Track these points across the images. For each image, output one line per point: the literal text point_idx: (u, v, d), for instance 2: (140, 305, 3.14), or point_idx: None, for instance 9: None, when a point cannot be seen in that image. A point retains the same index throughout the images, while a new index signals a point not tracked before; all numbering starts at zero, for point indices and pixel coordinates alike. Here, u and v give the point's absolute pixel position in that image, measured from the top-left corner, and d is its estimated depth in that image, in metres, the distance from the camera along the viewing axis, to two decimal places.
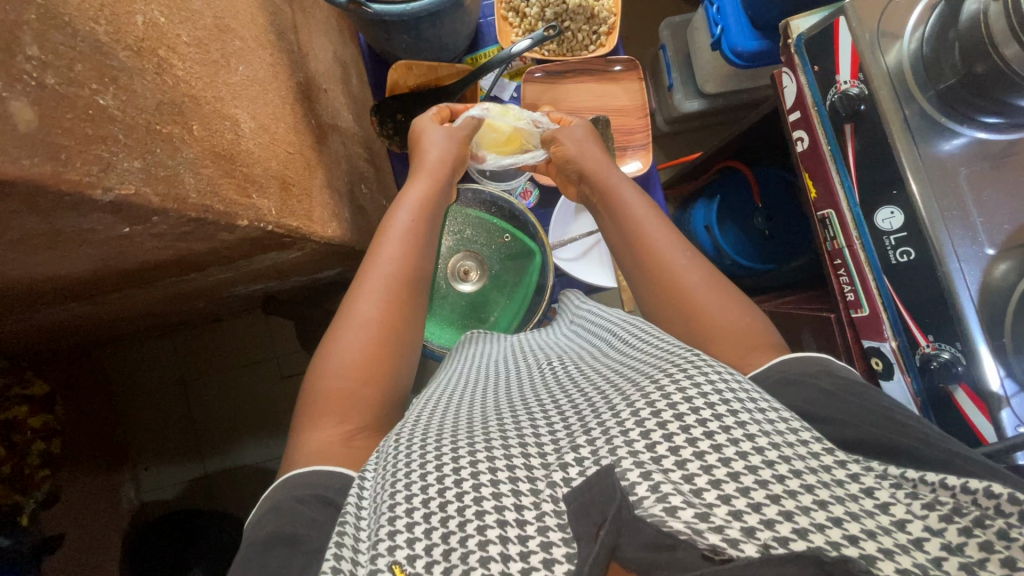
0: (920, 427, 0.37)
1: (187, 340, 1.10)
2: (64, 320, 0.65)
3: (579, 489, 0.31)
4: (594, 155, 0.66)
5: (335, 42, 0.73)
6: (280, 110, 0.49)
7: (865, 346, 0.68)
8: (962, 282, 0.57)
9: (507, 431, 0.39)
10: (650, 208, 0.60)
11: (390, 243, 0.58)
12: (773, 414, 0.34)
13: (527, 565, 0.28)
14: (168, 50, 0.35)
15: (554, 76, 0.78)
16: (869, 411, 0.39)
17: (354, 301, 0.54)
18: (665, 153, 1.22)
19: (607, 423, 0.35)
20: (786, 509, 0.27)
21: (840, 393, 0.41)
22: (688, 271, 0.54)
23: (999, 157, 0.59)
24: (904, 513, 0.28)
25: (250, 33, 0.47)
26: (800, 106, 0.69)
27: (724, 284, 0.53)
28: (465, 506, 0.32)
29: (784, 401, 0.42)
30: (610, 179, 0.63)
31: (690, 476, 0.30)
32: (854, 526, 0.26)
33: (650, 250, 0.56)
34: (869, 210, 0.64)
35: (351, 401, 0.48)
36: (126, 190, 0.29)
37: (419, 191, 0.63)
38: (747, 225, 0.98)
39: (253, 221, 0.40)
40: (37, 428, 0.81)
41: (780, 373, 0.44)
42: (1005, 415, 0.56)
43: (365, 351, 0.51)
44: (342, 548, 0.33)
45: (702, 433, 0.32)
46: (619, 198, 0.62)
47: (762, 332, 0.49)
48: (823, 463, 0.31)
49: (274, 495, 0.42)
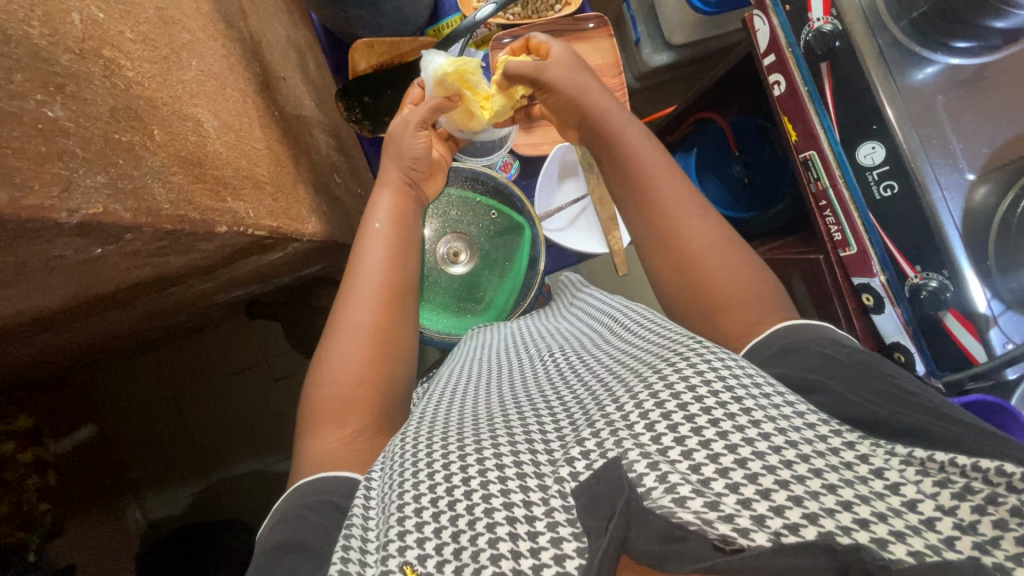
0: (930, 397, 0.37)
1: (171, 357, 1.06)
2: (38, 351, 0.61)
3: (588, 484, 0.30)
4: (590, 86, 0.60)
5: (287, 25, 0.68)
6: (241, 105, 0.46)
7: (855, 284, 0.67)
8: (945, 210, 0.58)
9: (513, 426, 0.37)
10: (661, 152, 0.57)
11: (370, 247, 0.57)
12: (779, 399, 0.33)
13: (539, 562, 0.27)
14: (114, 49, 0.32)
15: (522, 40, 0.75)
16: (878, 379, 0.39)
17: (343, 311, 0.53)
18: (638, 110, 1.20)
19: (610, 416, 0.34)
20: (795, 494, 0.27)
21: (845, 359, 0.41)
22: (700, 234, 0.52)
23: (971, 83, 0.60)
24: (915, 493, 0.27)
25: (198, 23, 0.43)
26: (774, 49, 0.67)
27: (730, 239, 0.52)
28: (473, 505, 0.30)
29: (790, 368, 0.42)
30: (616, 117, 0.58)
31: (696, 466, 0.29)
32: (864, 510, 0.26)
33: (666, 201, 0.54)
34: (850, 146, 0.63)
35: (355, 402, 0.47)
36: (93, 209, 0.27)
37: (386, 201, 0.61)
38: (727, 174, 1.00)
39: (232, 227, 0.38)
40: (29, 462, 0.83)
41: (784, 341, 0.45)
42: (994, 334, 0.58)
43: (365, 355, 0.50)
44: (348, 550, 0.32)
45: (706, 421, 0.31)
46: (626, 137, 0.57)
47: (767, 298, 0.49)
48: (831, 446, 0.30)
49: (279, 506, 0.41)
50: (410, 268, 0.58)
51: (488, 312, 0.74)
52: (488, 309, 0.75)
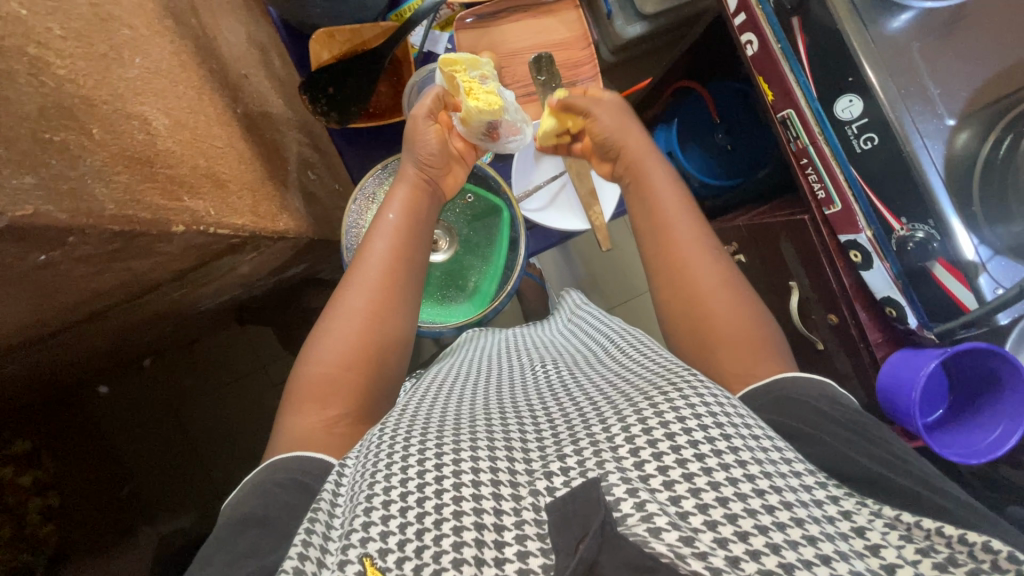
0: (920, 465, 0.36)
1: (167, 371, 1.05)
2: (27, 368, 0.61)
3: (563, 500, 0.29)
4: (632, 134, 0.61)
5: (247, 22, 0.66)
6: (197, 103, 0.45)
7: (842, 242, 0.67)
8: (928, 158, 0.57)
9: (494, 432, 0.36)
10: (683, 193, 0.57)
11: (378, 238, 0.55)
12: (769, 444, 0.32)
13: (501, 572, 0.27)
14: (40, 47, 0.31)
15: (486, 18, 0.74)
16: (875, 442, 0.38)
17: (343, 293, 0.52)
18: (617, 85, 1.18)
19: (596, 436, 0.33)
20: (773, 541, 0.26)
21: (842, 418, 0.40)
22: (705, 273, 0.51)
23: (948, 26, 0.57)
24: (895, 557, 0.27)
25: (142, 20, 0.42)
26: (743, 7, 0.66)
27: (737, 288, 0.51)
28: (443, 504, 0.29)
29: (787, 418, 0.41)
30: (646, 160, 0.59)
31: (677, 499, 0.28)
32: (841, 566, 0.25)
33: (679, 238, 0.54)
34: (828, 101, 0.62)
35: (338, 386, 0.46)
36: (24, 211, 0.28)
37: (400, 195, 0.60)
38: (709, 143, 0.99)
39: (190, 226, 0.39)
40: (28, 486, 0.94)
41: (780, 391, 0.43)
42: (983, 280, 0.56)
43: (350, 341, 0.49)
44: (311, 535, 0.31)
45: (692, 455, 0.30)
46: (653, 178, 0.58)
47: (766, 345, 0.48)
48: (814, 497, 0.30)
49: (253, 476, 0.41)
50: (416, 264, 0.56)
51: (474, 298, 0.73)
52: (473, 295, 0.73)
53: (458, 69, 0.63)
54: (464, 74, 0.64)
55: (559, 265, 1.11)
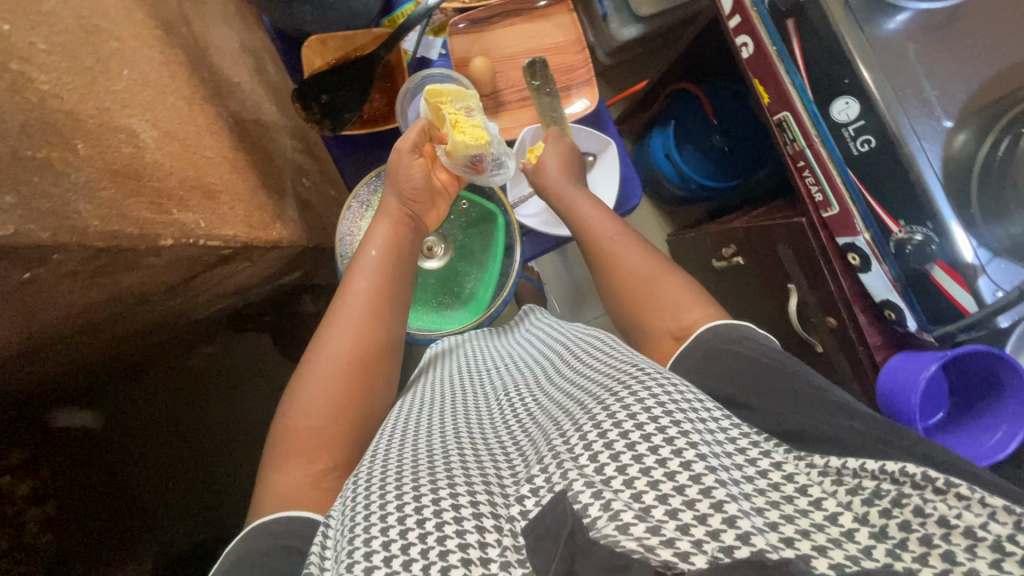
0: (838, 392, 0.37)
1: (168, 377, 1.05)
2: (24, 378, 0.60)
3: (536, 521, 0.29)
4: (555, 170, 0.66)
5: (240, 30, 0.66)
6: (187, 114, 0.44)
7: (840, 245, 0.67)
8: (925, 160, 0.56)
9: (469, 462, 0.35)
10: (601, 207, 0.61)
11: (360, 276, 0.55)
12: (708, 418, 0.33)
13: None
14: (22, 63, 0.31)
15: (480, 23, 0.74)
16: (791, 380, 0.39)
17: (326, 338, 0.51)
18: (612, 87, 1.19)
19: (557, 448, 0.32)
20: (728, 514, 0.26)
21: (758, 359, 0.42)
22: (624, 258, 0.55)
23: (945, 26, 0.57)
24: (836, 507, 0.27)
25: (130, 31, 0.42)
26: (738, 9, 0.66)
27: (658, 259, 0.55)
28: (428, 547, 0.28)
29: (712, 374, 0.43)
30: (561, 188, 0.64)
31: (638, 495, 0.28)
32: (789, 528, 0.26)
33: (598, 246, 0.58)
34: (824, 104, 0.61)
35: (327, 436, 0.45)
36: (4, 231, 0.28)
37: (383, 230, 0.59)
38: (706, 144, 0.98)
39: (180, 239, 0.39)
40: (26, 495, 0.86)
41: (708, 344, 0.45)
42: (982, 282, 0.56)
43: (339, 384, 0.48)
44: None
45: (639, 438, 0.30)
46: (571, 205, 0.62)
47: (696, 300, 0.50)
48: (759, 469, 0.30)
49: (237, 543, 0.40)
50: (399, 299, 0.56)
51: (469, 304, 0.73)
52: (469, 301, 0.73)
53: (444, 101, 0.62)
54: (450, 106, 0.63)
55: (556, 269, 1.11)
